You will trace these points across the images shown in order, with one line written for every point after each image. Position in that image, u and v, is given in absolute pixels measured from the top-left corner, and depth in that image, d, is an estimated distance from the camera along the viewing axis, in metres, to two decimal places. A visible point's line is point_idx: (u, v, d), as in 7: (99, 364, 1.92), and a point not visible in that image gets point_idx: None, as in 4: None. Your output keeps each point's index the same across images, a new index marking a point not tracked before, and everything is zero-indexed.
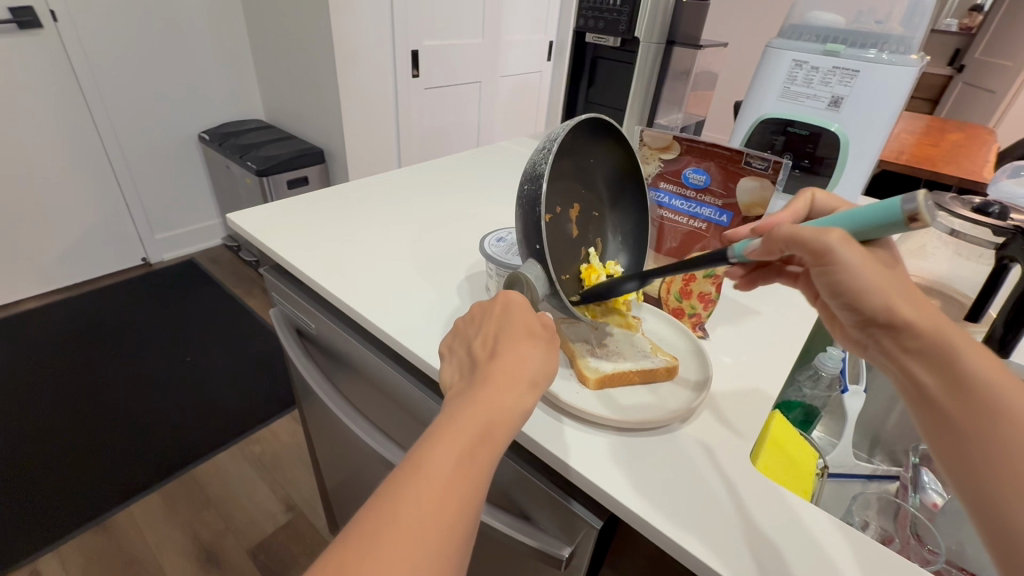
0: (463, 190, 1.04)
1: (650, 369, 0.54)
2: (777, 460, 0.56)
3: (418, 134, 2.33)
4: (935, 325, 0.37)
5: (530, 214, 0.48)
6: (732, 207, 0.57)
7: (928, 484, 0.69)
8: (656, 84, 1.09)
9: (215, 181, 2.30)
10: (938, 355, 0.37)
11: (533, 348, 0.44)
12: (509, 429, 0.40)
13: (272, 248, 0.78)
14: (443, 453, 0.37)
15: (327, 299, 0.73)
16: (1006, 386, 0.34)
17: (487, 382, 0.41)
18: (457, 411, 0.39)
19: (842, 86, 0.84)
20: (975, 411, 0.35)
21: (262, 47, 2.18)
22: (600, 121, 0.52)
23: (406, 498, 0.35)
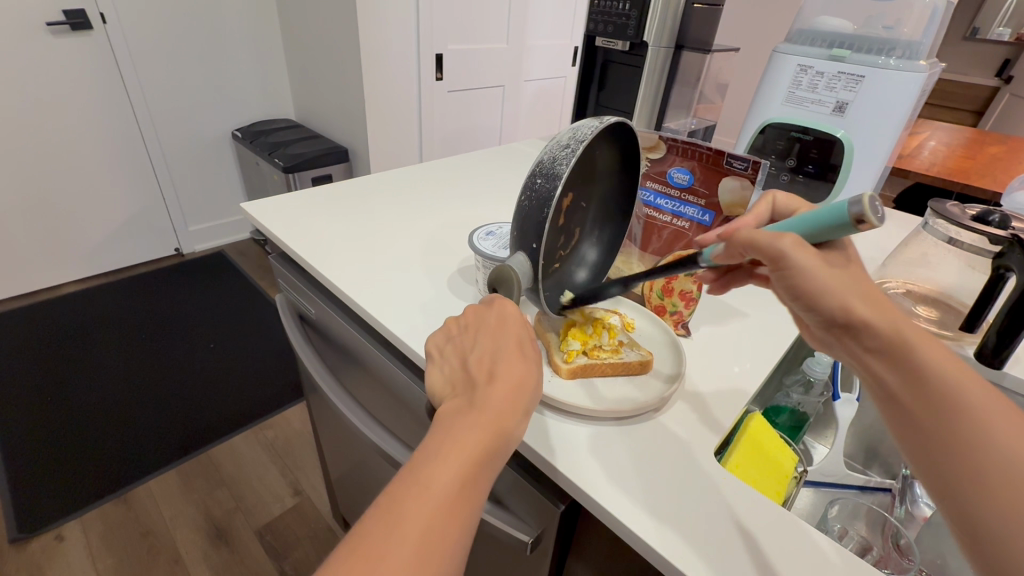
0: (469, 188, 1.07)
1: (623, 362, 0.55)
2: (750, 460, 0.56)
3: (440, 137, 2.37)
4: (893, 325, 0.36)
5: (538, 210, 0.47)
6: (714, 207, 0.58)
7: (918, 498, 0.67)
8: (665, 88, 1.10)
9: (245, 176, 2.40)
10: (895, 353, 0.36)
11: (528, 370, 0.42)
12: (503, 453, 0.39)
13: (279, 237, 0.82)
14: (433, 483, 0.36)
15: (327, 286, 0.76)
16: (958, 377, 0.35)
17: (479, 408, 0.39)
18: (451, 433, 0.38)
19: (847, 91, 0.83)
20: (935, 409, 0.35)
21: (294, 49, 2.26)
22: (623, 124, 0.51)
23: (393, 533, 0.34)
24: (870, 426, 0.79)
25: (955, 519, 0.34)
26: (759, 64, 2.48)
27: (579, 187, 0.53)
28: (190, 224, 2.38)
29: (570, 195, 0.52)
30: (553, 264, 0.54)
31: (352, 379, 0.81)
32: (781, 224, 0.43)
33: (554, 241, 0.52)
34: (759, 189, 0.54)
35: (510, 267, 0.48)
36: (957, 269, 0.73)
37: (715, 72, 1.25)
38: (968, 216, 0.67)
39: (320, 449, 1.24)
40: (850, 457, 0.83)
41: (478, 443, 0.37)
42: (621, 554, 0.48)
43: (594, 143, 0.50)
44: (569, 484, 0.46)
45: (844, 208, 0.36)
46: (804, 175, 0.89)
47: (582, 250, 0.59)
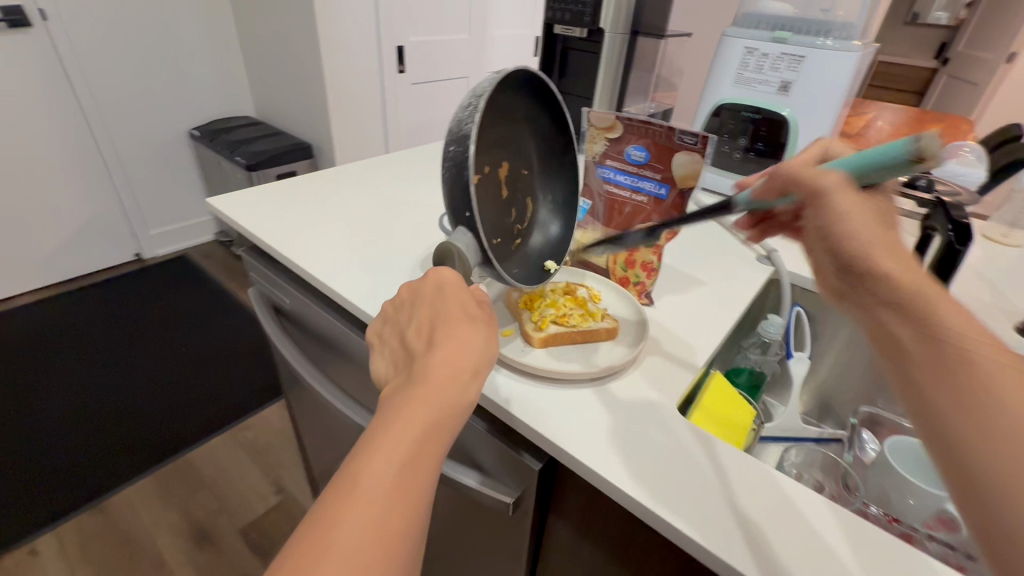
0: (439, 177, 1.09)
1: (591, 329, 0.58)
2: (711, 414, 0.61)
3: (406, 129, 2.37)
4: (911, 277, 0.35)
5: (460, 178, 0.49)
6: (670, 181, 0.61)
7: (865, 444, 0.74)
8: (624, 73, 1.14)
9: (206, 176, 2.34)
10: (918, 306, 0.33)
11: (473, 331, 0.43)
12: (456, 414, 0.40)
13: (250, 229, 0.82)
14: (385, 450, 0.36)
15: (302, 275, 0.77)
16: (976, 340, 0.31)
17: (425, 376, 0.40)
18: (400, 403, 0.39)
19: (790, 71, 0.88)
20: (948, 369, 0.31)
21: (250, 44, 2.21)
22: (528, 75, 0.56)
23: (347, 508, 0.34)
24: (825, 380, 0.85)
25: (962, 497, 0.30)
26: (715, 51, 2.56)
27: (509, 159, 0.58)
28: (150, 228, 2.31)
29: (499, 166, 0.56)
30: (512, 239, 0.58)
31: (333, 366, 0.82)
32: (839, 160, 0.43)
33: (505, 215, 0.58)
34: (709, 162, 0.57)
35: (452, 245, 0.50)
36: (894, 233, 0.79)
37: (671, 57, 1.30)
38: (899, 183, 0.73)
39: (301, 444, 1.24)
40: (806, 413, 0.89)
41: (425, 409, 0.38)
42: (597, 505, 0.51)
43: (497, 102, 0.54)
44: (544, 442, 0.49)
45: (901, 148, 0.37)
46: (756, 153, 0.96)
47: (544, 220, 0.64)
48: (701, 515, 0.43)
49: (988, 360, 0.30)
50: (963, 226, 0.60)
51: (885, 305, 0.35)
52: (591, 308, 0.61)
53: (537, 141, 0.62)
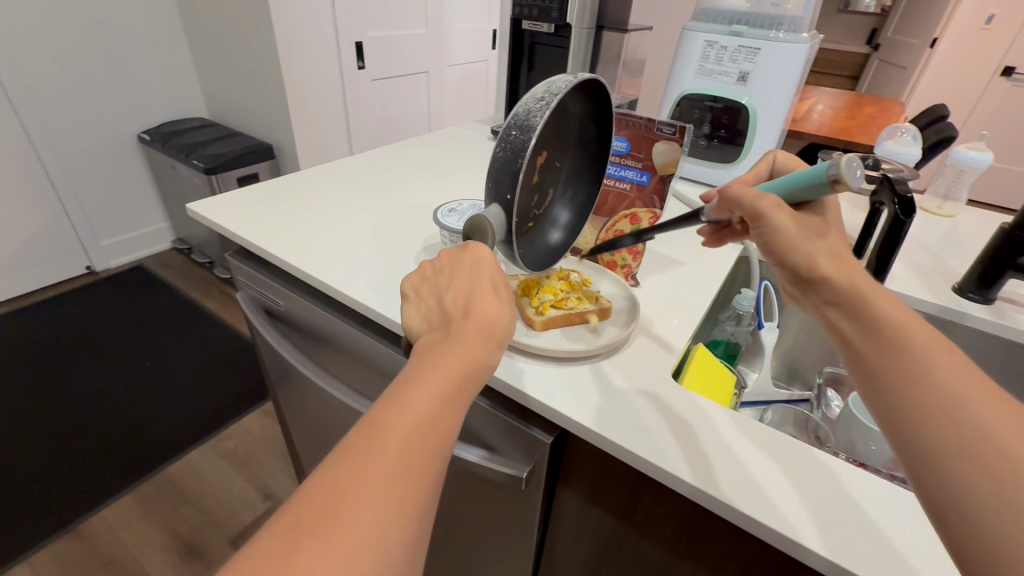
0: (417, 173, 1.10)
1: (588, 311, 0.63)
2: (700, 381, 0.66)
3: (369, 126, 2.34)
4: (849, 279, 0.42)
5: (512, 162, 0.51)
6: (650, 169, 0.66)
7: (830, 401, 0.81)
8: (591, 67, 1.18)
9: (159, 181, 2.24)
10: (856, 306, 0.41)
11: (504, 307, 0.46)
12: (479, 380, 0.43)
13: (236, 233, 0.82)
14: (418, 400, 0.39)
15: (294, 276, 0.77)
16: (914, 332, 0.38)
17: (456, 340, 0.43)
18: (433, 361, 0.41)
19: (746, 63, 0.95)
20: (886, 356, 0.38)
21: (200, 42, 2.13)
22: (599, 85, 0.56)
23: (383, 444, 0.36)
24: (792, 346, 0.93)
25: (909, 460, 0.36)
26: (668, 41, 2.65)
27: (556, 148, 0.58)
28: (100, 239, 2.19)
29: (545, 154, 0.56)
30: (529, 225, 0.59)
31: (330, 363, 0.83)
32: (774, 183, 0.51)
33: (528, 201, 0.57)
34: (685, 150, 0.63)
35: (486, 218, 0.53)
36: (846, 209, 0.87)
37: (633, 50, 1.35)
38: (850, 162, 0.80)
39: (290, 448, 1.23)
40: (776, 379, 0.96)
41: (456, 368, 0.41)
42: (605, 470, 0.55)
43: (567, 97, 0.54)
44: (554, 415, 0.53)
45: (827, 170, 0.45)
46: (718, 139, 1.04)
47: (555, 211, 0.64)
48: (703, 464, 0.48)
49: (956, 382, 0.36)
50: (907, 198, 0.67)
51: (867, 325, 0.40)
52: (586, 292, 0.65)
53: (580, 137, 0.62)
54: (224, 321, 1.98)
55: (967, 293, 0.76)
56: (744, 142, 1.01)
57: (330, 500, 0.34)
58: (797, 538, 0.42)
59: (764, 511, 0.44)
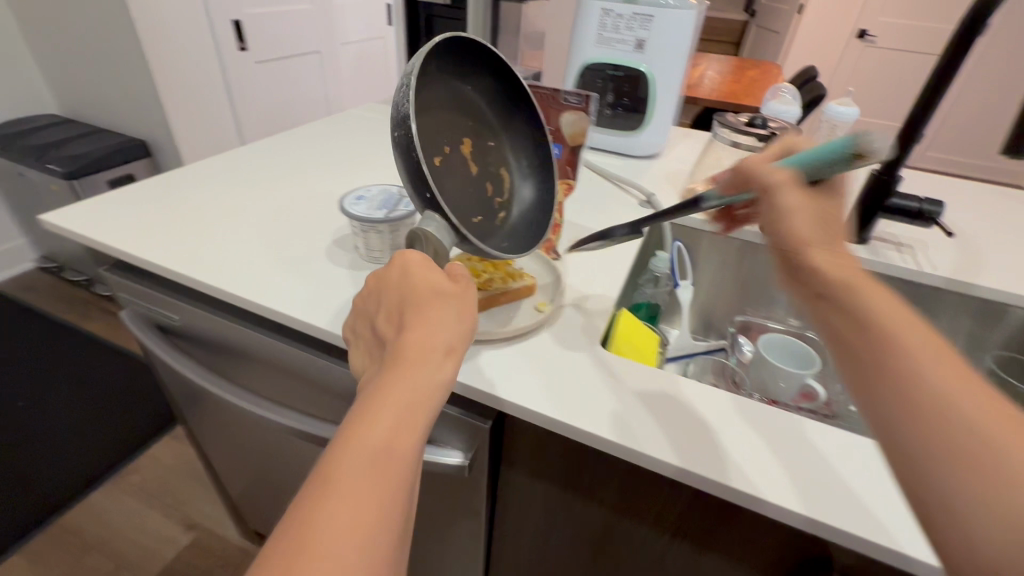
0: (317, 161, 1.01)
1: (513, 289, 0.62)
2: (628, 345, 0.68)
3: (260, 113, 2.15)
4: (838, 268, 0.39)
5: (409, 158, 0.48)
6: (562, 141, 0.66)
7: (742, 346, 0.87)
8: (492, 39, 1.15)
9: (7, 192, 1.92)
10: (843, 295, 0.38)
11: (447, 307, 0.43)
12: (437, 387, 0.39)
13: (109, 245, 0.71)
14: (373, 424, 0.36)
15: (186, 286, 0.69)
16: (898, 323, 0.35)
17: (400, 354, 0.39)
18: (382, 380, 0.38)
19: (642, 30, 0.96)
20: (870, 347, 0.35)
21: (36, 25, 1.82)
22: (456, 43, 0.53)
23: (341, 481, 0.33)
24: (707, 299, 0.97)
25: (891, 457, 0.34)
26: (565, 12, 2.67)
27: (462, 132, 0.55)
28: None
29: (450, 141, 0.54)
30: (493, 214, 0.56)
31: (246, 378, 0.76)
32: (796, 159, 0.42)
33: (480, 192, 0.55)
34: (593, 118, 0.63)
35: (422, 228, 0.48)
36: None
37: (531, 21, 1.33)
38: (742, 124, 0.85)
39: (210, 471, 1.13)
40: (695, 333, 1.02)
41: (406, 380, 0.38)
42: (545, 444, 0.56)
43: (430, 71, 0.52)
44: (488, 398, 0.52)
45: (844, 146, 0.35)
46: (622, 108, 1.05)
47: (521, 190, 0.61)
48: (635, 424, 0.49)
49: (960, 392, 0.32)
50: None
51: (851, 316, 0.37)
52: (511, 272, 0.65)
53: (486, 101, 0.59)
54: (114, 344, 1.76)
55: (847, 236, 0.85)
56: (646, 109, 1.03)
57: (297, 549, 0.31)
58: (728, 481, 0.44)
59: (702, 461, 0.45)
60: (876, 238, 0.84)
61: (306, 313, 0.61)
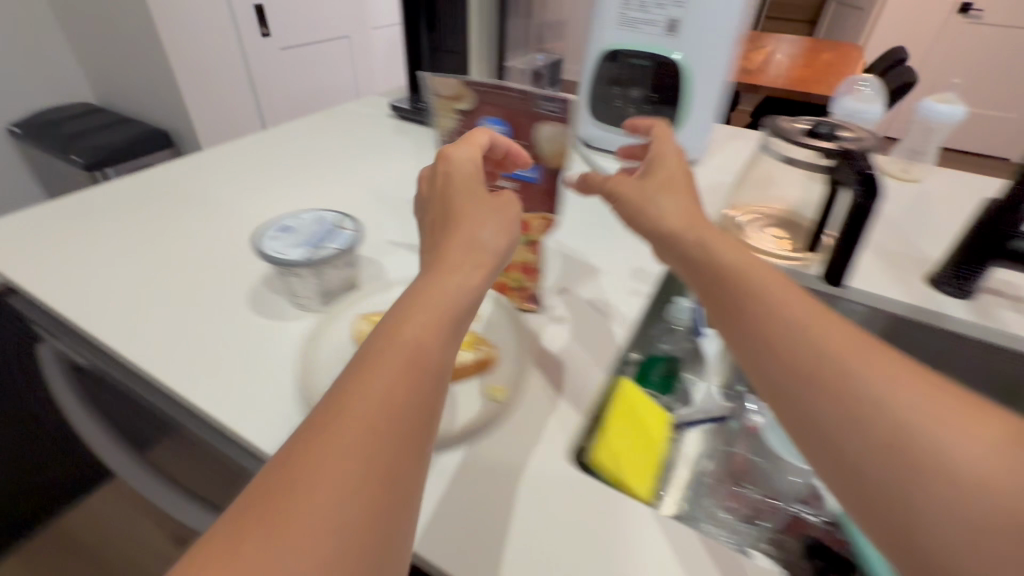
0: (292, 178, 0.92)
1: (462, 367, 0.46)
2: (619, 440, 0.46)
3: (283, 107, 2.18)
4: (742, 268, 0.40)
5: None
6: (537, 160, 0.50)
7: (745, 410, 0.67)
8: (500, 23, 0.98)
9: (48, 183, 1.97)
10: (744, 297, 0.38)
11: (465, 252, 0.37)
12: (443, 323, 0.33)
13: (26, 284, 0.64)
14: (380, 375, 0.29)
15: (88, 336, 0.59)
16: (777, 296, 0.36)
17: (421, 300, 0.33)
18: (407, 314, 0.33)
19: (676, 7, 0.75)
20: (788, 347, 0.34)
21: (77, 22, 1.85)
22: None
23: (342, 459, 0.26)
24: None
25: (854, 496, 0.29)
26: None
27: None
28: None
29: None
30: None
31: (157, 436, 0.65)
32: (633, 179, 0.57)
33: None
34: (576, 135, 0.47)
35: None
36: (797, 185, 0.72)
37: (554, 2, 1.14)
38: (800, 132, 0.64)
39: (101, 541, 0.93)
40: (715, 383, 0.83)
41: (432, 324, 0.32)
42: None
43: None
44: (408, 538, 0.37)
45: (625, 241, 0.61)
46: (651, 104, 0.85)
47: None
48: None
49: (829, 322, 0.34)
50: (868, 175, 0.54)
51: (723, 298, 0.39)
52: None
53: None
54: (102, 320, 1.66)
55: (942, 284, 0.63)
56: (677, 107, 0.84)
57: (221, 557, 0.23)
58: None
59: None
60: (981, 289, 0.62)
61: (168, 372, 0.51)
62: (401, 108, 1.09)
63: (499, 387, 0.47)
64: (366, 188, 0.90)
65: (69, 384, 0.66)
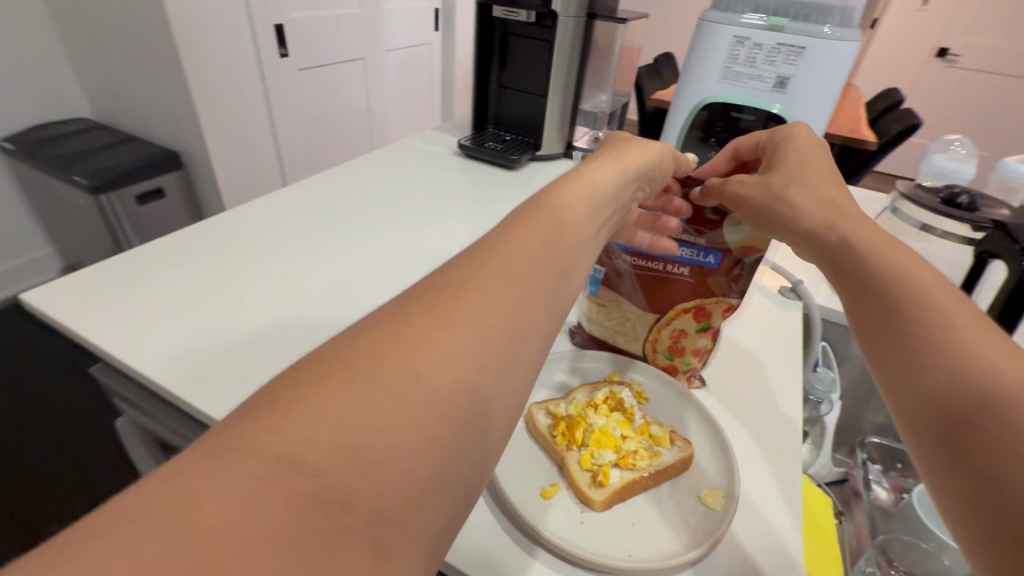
0: (366, 221, 0.87)
1: (666, 467, 0.41)
2: None
3: (296, 129, 2.10)
4: (851, 227, 0.39)
5: None
6: (717, 246, 0.48)
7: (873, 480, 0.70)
8: (579, 66, 0.96)
9: (40, 203, 1.84)
10: (852, 260, 0.38)
11: (572, 200, 0.36)
12: (548, 264, 0.32)
13: (112, 353, 0.56)
14: (487, 299, 0.28)
15: (192, 416, 0.53)
16: (891, 262, 0.37)
17: (527, 226, 0.33)
18: (507, 237, 0.32)
19: (787, 65, 0.75)
20: (888, 311, 0.35)
21: (81, 35, 1.75)
22: None
23: (415, 362, 0.25)
24: (849, 410, 0.84)
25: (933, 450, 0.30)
26: None
27: None
28: None
29: None
30: None
31: None
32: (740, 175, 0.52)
33: None
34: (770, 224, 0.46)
35: None
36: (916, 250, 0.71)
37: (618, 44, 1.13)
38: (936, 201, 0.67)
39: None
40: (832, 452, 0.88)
41: (531, 257, 0.31)
42: None
43: None
44: None
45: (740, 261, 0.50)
46: None
47: None
48: None
49: (941, 293, 0.34)
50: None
51: (855, 276, 0.38)
52: (655, 431, 0.44)
53: None
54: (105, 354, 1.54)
55: None
56: None
57: (294, 402, 0.22)
58: None
59: None
60: None
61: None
62: (467, 145, 1.06)
63: (712, 493, 0.40)
64: (449, 234, 0.86)
65: (156, 462, 0.60)
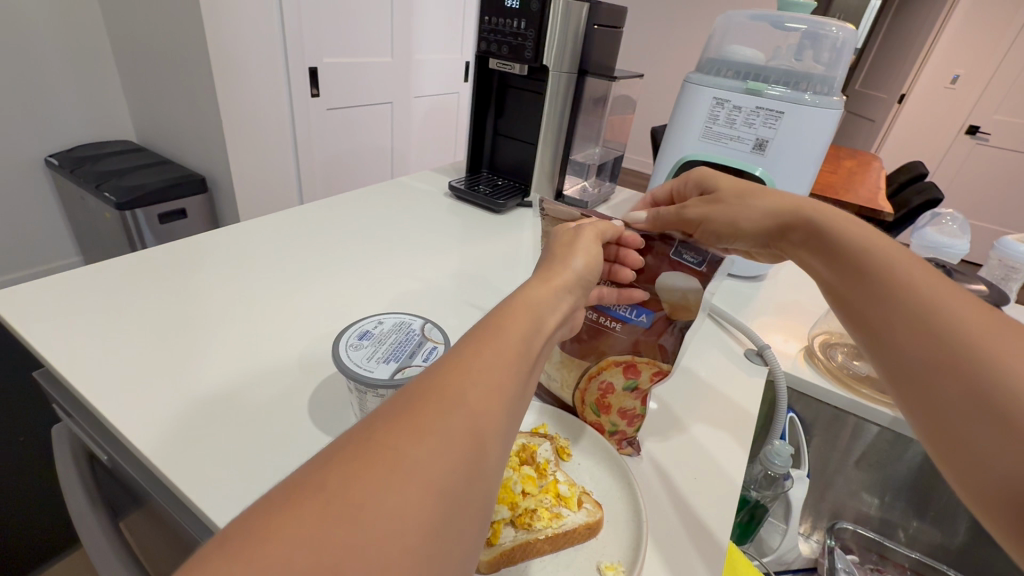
0: (347, 252, 0.89)
1: (562, 532, 0.38)
2: None
3: (320, 162, 2.20)
4: (798, 209, 0.50)
5: None
6: (652, 304, 0.48)
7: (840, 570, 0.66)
8: (569, 118, 0.98)
9: (73, 214, 1.95)
10: (813, 235, 0.48)
11: (537, 314, 0.35)
12: (516, 381, 0.30)
13: (52, 363, 0.57)
14: (456, 417, 0.27)
15: (113, 432, 0.53)
16: (841, 225, 0.46)
17: (498, 341, 0.31)
18: (474, 348, 0.30)
19: (766, 127, 0.75)
20: (851, 272, 0.43)
21: (132, 66, 1.90)
22: None
23: (382, 495, 0.23)
24: (827, 493, 0.79)
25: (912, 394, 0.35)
26: None
27: None
28: None
29: None
30: None
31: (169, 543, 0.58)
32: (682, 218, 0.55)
33: None
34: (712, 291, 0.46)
35: None
36: None
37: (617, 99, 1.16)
38: None
39: None
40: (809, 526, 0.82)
41: (502, 371, 0.30)
42: None
43: None
44: None
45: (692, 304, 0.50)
46: None
47: None
48: None
49: (885, 248, 0.42)
50: None
51: (822, 248, 0.47)
52: (563, 489, 0.42)
53: None
54: None
55: None
56: None
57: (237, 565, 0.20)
58: None
59: None
60: None
61: (207, 497, 0.45)
62: (458, 187, 1.08)
63: (613, 565, 0.37)
64: (422, 271, 0.86)
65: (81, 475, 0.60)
